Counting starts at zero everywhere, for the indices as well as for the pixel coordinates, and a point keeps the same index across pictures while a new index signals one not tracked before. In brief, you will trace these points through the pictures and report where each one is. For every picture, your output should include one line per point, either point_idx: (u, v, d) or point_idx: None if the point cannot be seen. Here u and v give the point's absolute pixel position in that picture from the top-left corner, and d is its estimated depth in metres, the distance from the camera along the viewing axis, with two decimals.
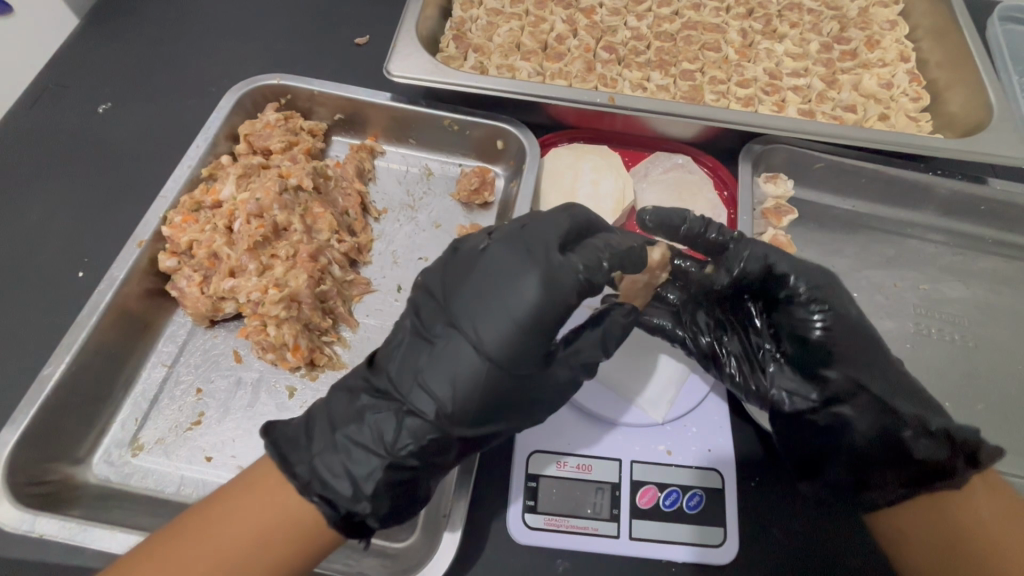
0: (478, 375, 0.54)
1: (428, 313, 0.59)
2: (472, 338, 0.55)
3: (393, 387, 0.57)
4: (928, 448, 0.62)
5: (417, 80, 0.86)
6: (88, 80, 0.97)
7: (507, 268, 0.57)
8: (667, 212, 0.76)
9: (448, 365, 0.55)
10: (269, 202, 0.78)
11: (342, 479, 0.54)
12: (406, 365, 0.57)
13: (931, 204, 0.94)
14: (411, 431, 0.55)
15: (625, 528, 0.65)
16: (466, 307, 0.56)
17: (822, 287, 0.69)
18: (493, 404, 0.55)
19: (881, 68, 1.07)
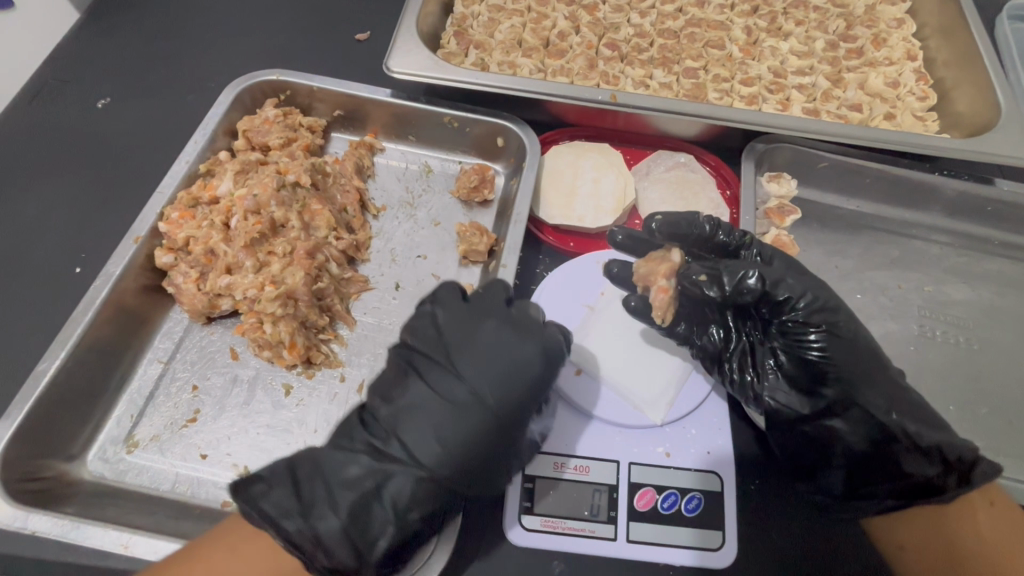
0: (488, 436, 0.58)
1: (420, 366, 0.61)
2: (474, 404, 0.58)
3: (387, 446, 0.58)
4: (919, 462, 0.62)
5: (416, 76, 0.85)
6: (88, 74, 0.97)
7: (508, 338, 0.61)
8: (678, 217, 0.72)
9: (444, 424, 0.58)
10: (266, 198, 0.78)
11: (345, 547, 0.53)
12: (397, 423, 0.58)
13: (936, 205, 0.93)
14: (419, 495, 0.57)
15: (623, 530, 0.64)
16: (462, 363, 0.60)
17: (826, 308, 0.64)
18: (499, 465, 0.60)
19: (887, 66, 1.05)
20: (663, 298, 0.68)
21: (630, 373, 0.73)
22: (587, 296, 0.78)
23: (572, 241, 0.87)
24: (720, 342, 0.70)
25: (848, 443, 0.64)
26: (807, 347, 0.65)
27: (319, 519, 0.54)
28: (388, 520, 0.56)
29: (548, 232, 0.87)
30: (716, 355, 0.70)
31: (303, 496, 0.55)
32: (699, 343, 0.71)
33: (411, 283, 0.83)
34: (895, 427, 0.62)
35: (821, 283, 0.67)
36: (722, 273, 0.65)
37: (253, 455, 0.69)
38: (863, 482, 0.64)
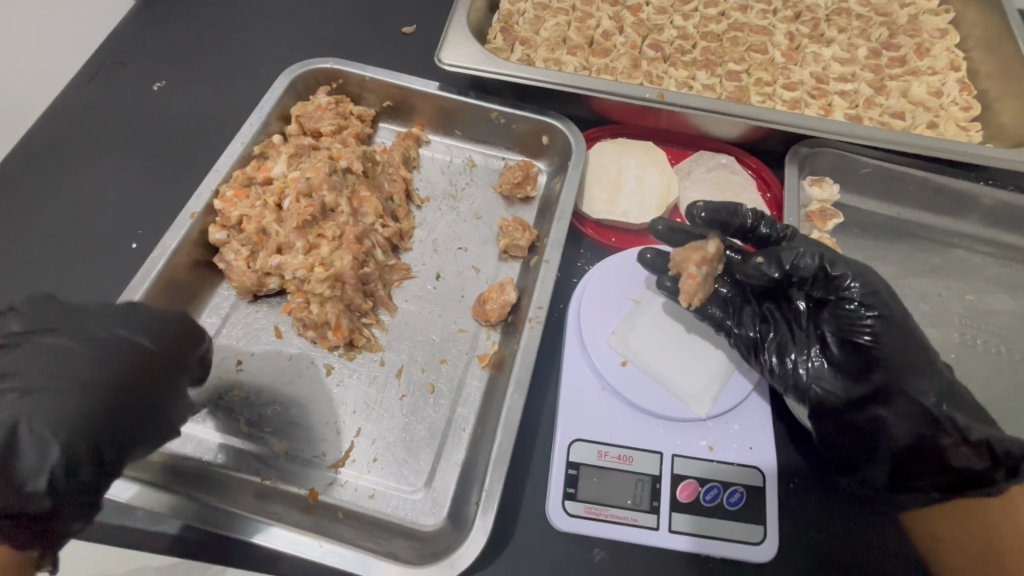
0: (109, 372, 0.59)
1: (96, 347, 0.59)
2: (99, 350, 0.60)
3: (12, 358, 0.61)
4: (967, 458, 0.63)
5: (469, 70, 0.87)
6: (145, 59, 1.00)
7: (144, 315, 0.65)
8: (719, 205, 0.73)
9: (72, 363, 0.58)
10: (319, 182, 0.80)
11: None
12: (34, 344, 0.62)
13: (978, 215, 0.93)
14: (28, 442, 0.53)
15: (665, 520, 0.65)
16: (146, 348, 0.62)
17: (878, 296, 0.65)
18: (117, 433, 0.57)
19: (931, 75, 1.05)
20: (692, 284, 0.69)
21: (674, 365, 0.73)
22: (631, 290, 0.79)
23: (614, 236, 0.88)
24: (758, 333, 0.71)
25: (893, 432, 0.64)
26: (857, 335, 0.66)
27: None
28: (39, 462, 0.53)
29: (589, 226, 0.88)
30: (754, 344, 0.71)
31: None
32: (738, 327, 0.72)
33: (451, 274, 0.85)
34: (943, 417, 0.63)
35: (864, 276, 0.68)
36: (779, 255, 0.68)
37: (295, 432, 0.72)
38: (908, 475, 0.65)
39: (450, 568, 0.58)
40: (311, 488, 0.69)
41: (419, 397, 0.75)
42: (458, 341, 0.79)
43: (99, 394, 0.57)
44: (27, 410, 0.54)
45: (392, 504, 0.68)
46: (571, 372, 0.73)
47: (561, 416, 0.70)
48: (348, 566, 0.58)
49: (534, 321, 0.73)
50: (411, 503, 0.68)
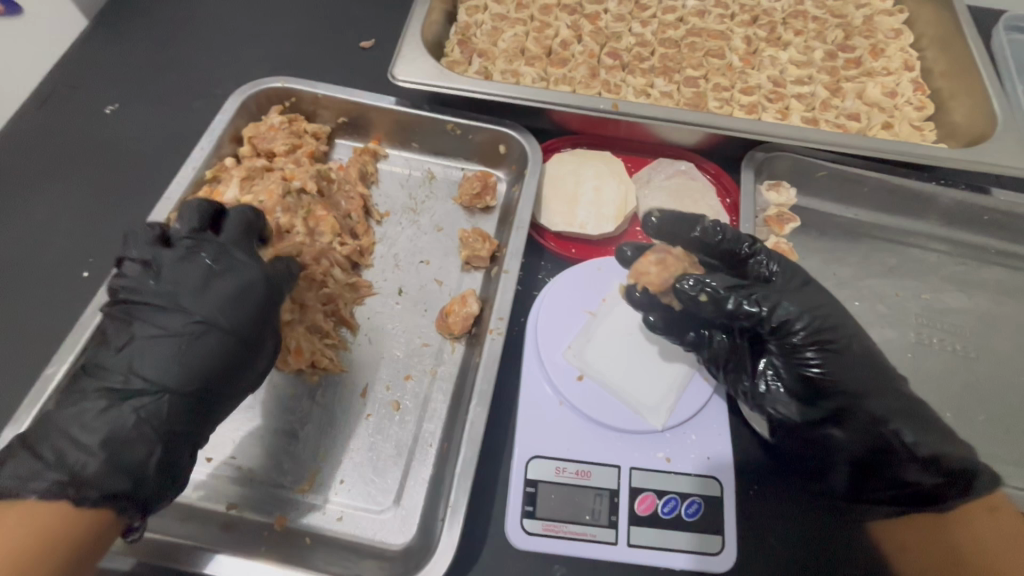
0: (204, 344, 0.61)
1: (168, 322, 0.61)
2: (198, 327, 0.61)
3: (164, 344, 0.59)
4: (919, 473, 0.66)
5: (422, 85, 0.86)
6: (97, 82, 0.98)
7: (201, 275, 0.63)
8: (680, 218, 0.76)
9: (168, 354, 0.60)
10: (272, 205, 0.79)
11: (91, 459, 0.55)
12: (169, 330, 0.60)
13: (934, 214, 0.94)
14: (147, 415, 0.58)
15: (624, 534, 0.65)
16: (223, 320, 0.62)
17: (823, 326, 0.66)
18: (213, 384, 0.61)
19: (885, 76, 1.06)
20: (650, 266, 0.71)
21: (632, 378, 0.73)
22: (588, 303, 0.79)
23: (574, 247, 0.88)
24: (725, 349, 0.71)
25: (849, 449, 0.67)
26: (810, 363, 0.66)
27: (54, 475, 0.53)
28: (144, 445, 0.57)
29: (550, 238, 0.88)
30: (724, 360, 0.71)
31: (59, 445, 0.55)
32: (711, 345, 0.71)
33: (414, 289, 0.84)
34: (891, 435, 0.66)
35: (820, 300, 0.68)
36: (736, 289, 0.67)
37: (258, 459, 0.71)
38: (865, 484, 0.68)
39: None
40: (278, 514, 0.68)
41: (384, 416, 0.74)
42: (422, 356, 0.79)
43: (196, 375, 0.60)
44: (146, 404, 0.58)
45: (361, 523, 0.68)
46: (530, 388, 0.73)
47: (519, 432, 0.70)
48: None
49: (494, 332, 0.73)
50: (379, 523, 0.68)
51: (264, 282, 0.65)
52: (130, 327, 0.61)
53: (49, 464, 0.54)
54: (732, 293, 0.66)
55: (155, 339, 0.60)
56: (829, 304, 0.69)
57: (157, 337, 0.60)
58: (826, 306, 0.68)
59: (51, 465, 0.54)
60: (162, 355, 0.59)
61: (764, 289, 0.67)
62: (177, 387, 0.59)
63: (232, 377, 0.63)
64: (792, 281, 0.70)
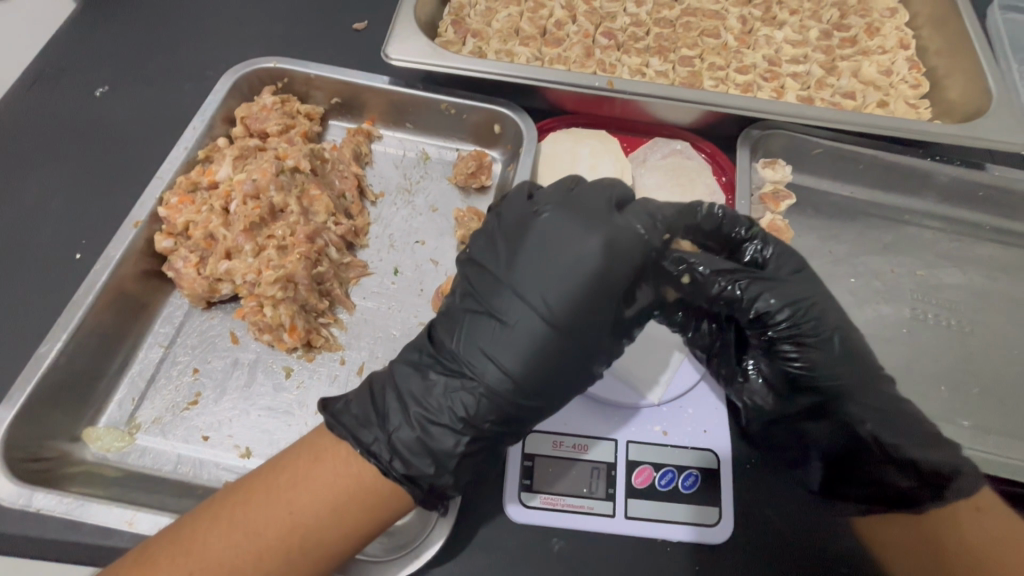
0: (542, 338, 0.59)
1: (515, 316, 0.59)
2: (534, 314, 0.59)
3: (530, 338, 0.59)
4: (893, 474, 0.66)
5: (416, 64, 0.85)
6: (85, 63, 0.97)
7: (565, 235, 0.62)
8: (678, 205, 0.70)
9: (499, 337, 0.59)
10: (266, 182, 0.78)
11: (422, 457, 0.57)
12: (536, 323, 0.59)
13: (928, 191, 0.94)
14: (457, 401, 0.58)
15: (620, 507, 0.65)
16: (558, 311, 0.59)
17: (807, 322, 0.66)
18: (551, 369, 0.59)
19: (880, 55, 1.06)
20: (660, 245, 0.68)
21: (630, 356, 0.74)
22: None
23: None
24: (710, 337, 0.72)
25: (821, 445, 0.69)
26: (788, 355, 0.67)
27: (394, 449, 0.57)
28: (459, 436, 0.57)
29: None
30: (710, 349, 0.71)
31: (379, 408, 0.59)
32: (694, 333, 0.72)
33: (409, 269, 0.84)
34: (865, 436, 0.67)
35: (810, 292, 0.67)
36: (721, 276, 0.66)
37: None
38: (838, 477, 0.68)
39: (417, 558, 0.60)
40: None
41: None
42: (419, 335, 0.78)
43: (543, 358, 0.58)
44: (449, 392, 0.58)
45: None
46: None
47: None
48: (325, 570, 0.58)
49: None
50: None
51: (604, 255, 0.60)
52: (501, 303, 0.61)
53: (411, 448, 0.57)
54: (716, 276, 0.66)
55: (503, 331, 0.59)
56: (819, 299, 0.67)
57: (515, 331, 0.59)
58: (812, 297, 0.67)
59: (385, 446, 0.57)
60: (520, 345, 0.58)
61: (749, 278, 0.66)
62: (489, 392, 0.58)
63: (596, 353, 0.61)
64: (784, 270, 0.69)
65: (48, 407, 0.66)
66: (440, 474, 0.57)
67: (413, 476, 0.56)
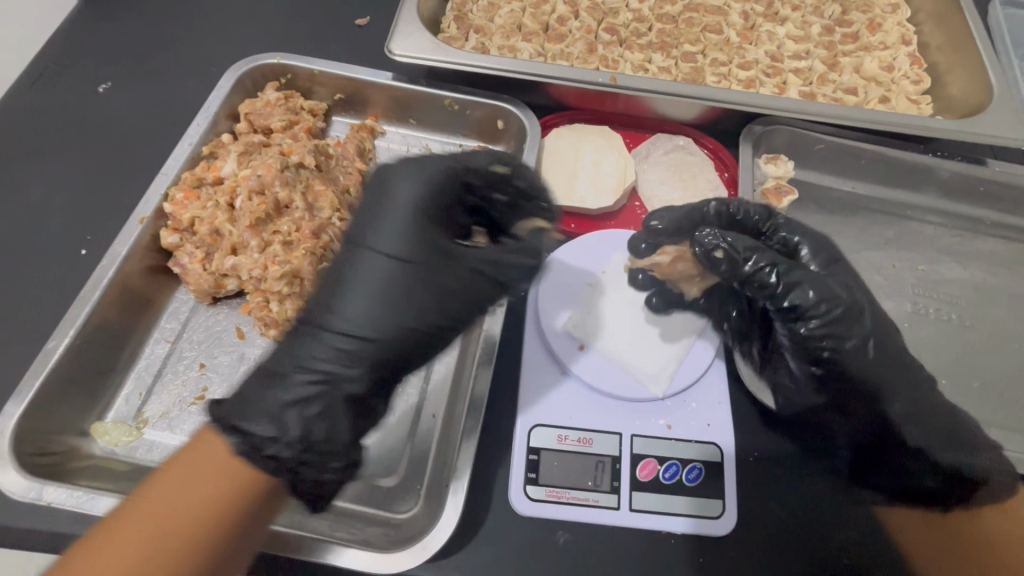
0: (390, 274, 0.58)
1: (353, 262, 0.59)
2: (374, 255, 0.59)
3: (369, 275, 0.58)
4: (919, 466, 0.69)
5: (419, 60, 0.85)
6: (88, 60, 0.97)
7: (387, 176, 0.63)
8: (682, 215, 0.77)
9: (339, 285, 0.59)
10: (271, 178, 0.78)
11: (258, 418, 0.53)
12: (377, 263, 0.59)
13: (930, 186, 0.94)
14: (300, 351, 0.57)
15: (626, 500, 0.66)
16: (399, 249, 0.59)
17: (840, 320, 0.66)
18: (388, 303, 0.57)
19: (882, 50, 1.06)
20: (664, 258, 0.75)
21: (632, 349, 0.74)
22: (589, 275, 0.79)
23: (573, 223, 0.88)
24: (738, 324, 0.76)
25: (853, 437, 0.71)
26: (822, 351, 0.66)
27: (233, 410, 0.54)
28: (305, 384, 0.55)
29: None
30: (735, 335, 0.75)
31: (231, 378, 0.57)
32: (725, 321, 0.76)
33: None
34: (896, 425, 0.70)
35: (842, 291, 0.67)
36: (755, 259, 0.67)
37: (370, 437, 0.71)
38: (866, 468, 0.70)
39: (423, 550, 0.60)
40: None
41: None
42: None
43: (389, 293, 0.58)
44: (297, 344, 0.57)
45: (364, 494, 0.68)
46: (532, 356, 0.74)
47: (521, 401, 0.71)
48: (331, 560, 0.59)
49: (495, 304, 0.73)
50: (384, 492, 0.69)
51: (425, 189, 0.62)
52: (351, 253, 0.60)
53: (251, 412, 0.53)
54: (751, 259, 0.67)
55: (343, 279, 0.59)
56: (849, 298, 0.68)
57: (354, 274, 0.59)
58: (849, 288, 0.68)
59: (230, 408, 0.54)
60: (359, 288, 0.58)
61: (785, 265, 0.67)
62: (331, 335, 0.57)
63: (443, 289, 0.59)
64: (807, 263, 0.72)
65: (56, 403, 0.67)
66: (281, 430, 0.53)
67: (245, 439, 0.52)
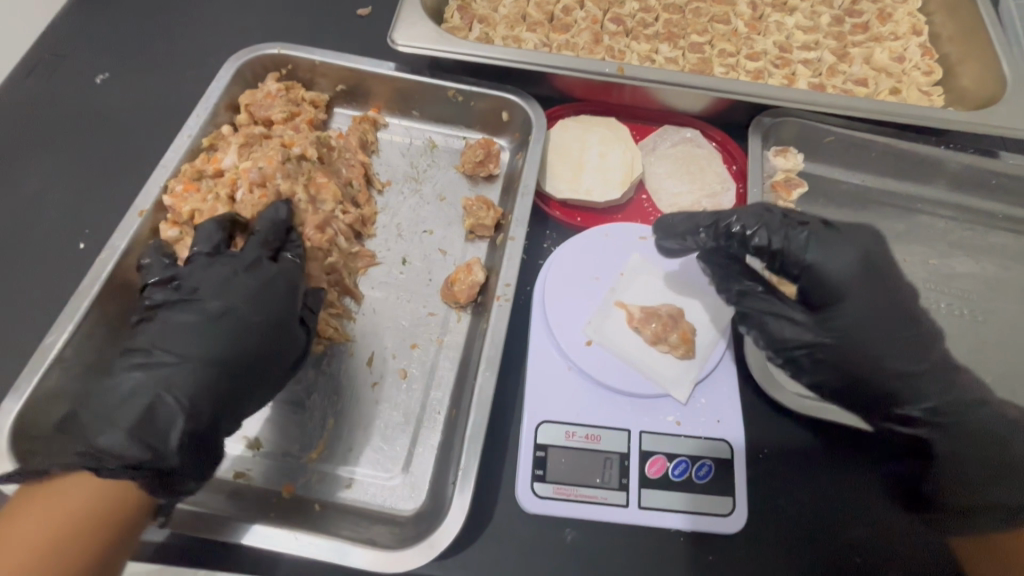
0: (206, 317, 0.64)
1: (188, 313, 0.64)
2: (203, 305, 0.64)
3: (197, 322, 0.63)
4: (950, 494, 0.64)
5: (422, 50, 0.84)
6: (86, 50, 0.95)
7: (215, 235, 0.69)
8: (683, 225, 0.70)
9: (185, 332, 0.63)
10: (272, 171, 0.77)
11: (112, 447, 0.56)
12: (200, 310, 0.64)
13: (941, 179, 0.93)
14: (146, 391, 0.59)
15: (634, 497, 0.65)
16: (224, 299, 0.65)
17: (839, 359, 0.63)
18: (228, 341, 0.63)
19: (892, 41, 1.05)
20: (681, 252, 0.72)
21: (639, 346, 0.73)
22: (595, 269, 0.78)
23: (579, 216, 0.86)
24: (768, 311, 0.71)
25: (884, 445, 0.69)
26: (801, 357, 0.65)
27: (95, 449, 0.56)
28: (174, 413, 0.59)
29: (555, 207, 0.87)
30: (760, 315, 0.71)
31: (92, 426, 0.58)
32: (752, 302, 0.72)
33: (418, 258, 0.83)
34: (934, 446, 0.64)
35: (847, 332, 0.63)
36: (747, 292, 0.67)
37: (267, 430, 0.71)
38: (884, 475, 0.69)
39: (430, 548, 0.59)
40: (286, 482, 0.68)
41: (392, 385, 0.73)
42: (428, 325, 0.78)
43: (228, 332, 0.64)
44: (149, 384, 0.60)
45: (368, 491, 0.68)
46: (540, 351, 0.73)
47: (528, 397, 0.69)
48: (332, 557, 0.58)
49: (502, 299, 0.72)
50: (388, 490, 0.68)
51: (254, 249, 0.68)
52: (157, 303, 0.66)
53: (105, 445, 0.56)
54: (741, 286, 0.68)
55: (164, 326, 0.63)
56: (864, 333, 0.62)
57: (187, 321, 0.63)
58: (862, 327, 0.62)
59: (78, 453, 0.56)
60: (187, 331, 0.63)
61: (807, 251, 0.63)
62: (170, 365, 0.61)
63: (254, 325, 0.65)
64: (830, 284, 0.63)
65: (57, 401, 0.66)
66: (154, 454, 0.57)
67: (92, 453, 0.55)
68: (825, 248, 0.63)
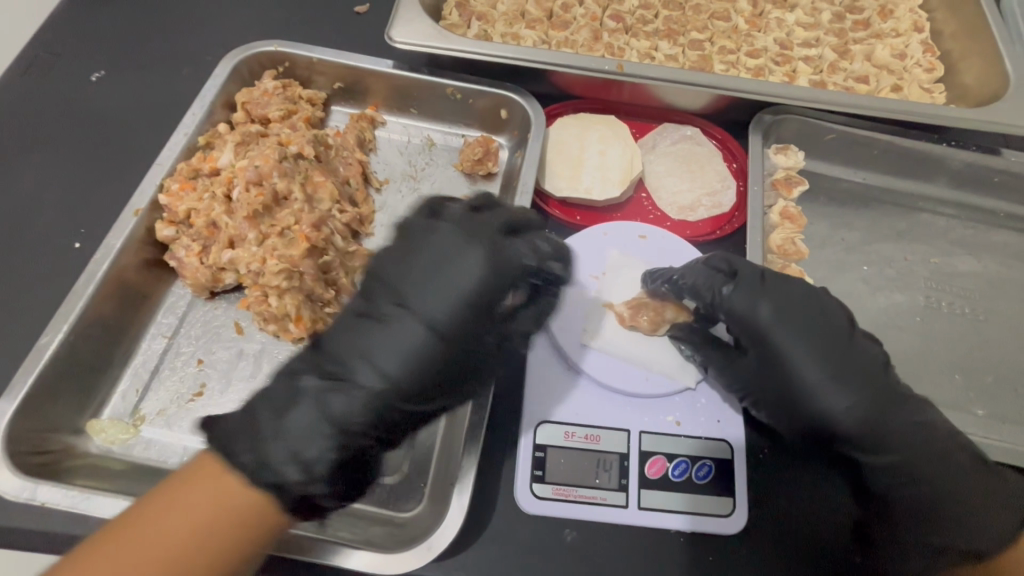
0: (415, 340, 0.54)
1: (396, 324, 0.54)
2: (411, 319, 0.55)
3: (406, 341, 0.54)
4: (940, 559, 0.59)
5: (419, 47, 0.83)
6: (81, 48, 0.94)
7: (453, 241, 0.58)
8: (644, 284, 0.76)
9: (389, 346, 0.54)
10: (269, 169, 0.76)
11: (288, 464, 0.50)
12: (413, 326, 0.54)
13: (942, 178, 0.92)
14: (335, 407, 0.52)
15: (634, 498, 0.64)
16: (438, 321, 0.54)
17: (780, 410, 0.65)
18: (432, 372, 0.54)
19: (894, 38, 1.04)
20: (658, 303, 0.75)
21: (636, 346, 0.72)
22: (593, 268, 0.78)
23: (579, 214, 0.86)
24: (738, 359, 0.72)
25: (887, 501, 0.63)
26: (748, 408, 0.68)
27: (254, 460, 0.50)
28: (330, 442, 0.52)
29: (554, 206, 0.86)
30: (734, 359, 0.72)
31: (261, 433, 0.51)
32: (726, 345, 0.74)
33: None
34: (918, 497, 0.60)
35: (786, 381, 0.63)
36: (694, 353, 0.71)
37: None
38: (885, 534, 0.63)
39: (428, 550, 0.58)
40: None
41: None
42: None
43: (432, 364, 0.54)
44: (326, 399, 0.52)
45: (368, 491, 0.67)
46: (538, 350, 0.72)
47: (527, 398, 0.69)
48: (325, 559, 0.57)
49: None
50: (386, 490, 0.67)
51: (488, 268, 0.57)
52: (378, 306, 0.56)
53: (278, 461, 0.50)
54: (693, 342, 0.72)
55: (384, 332, 0.54)
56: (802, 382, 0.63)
57: (390, 329, 0.54)
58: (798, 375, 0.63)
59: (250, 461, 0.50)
60: (399, 346, 0.53)
61: (733, 302, 0.66)
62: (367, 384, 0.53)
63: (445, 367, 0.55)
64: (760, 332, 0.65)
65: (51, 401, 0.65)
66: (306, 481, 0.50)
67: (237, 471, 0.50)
68: (751, 298, 0.65)
